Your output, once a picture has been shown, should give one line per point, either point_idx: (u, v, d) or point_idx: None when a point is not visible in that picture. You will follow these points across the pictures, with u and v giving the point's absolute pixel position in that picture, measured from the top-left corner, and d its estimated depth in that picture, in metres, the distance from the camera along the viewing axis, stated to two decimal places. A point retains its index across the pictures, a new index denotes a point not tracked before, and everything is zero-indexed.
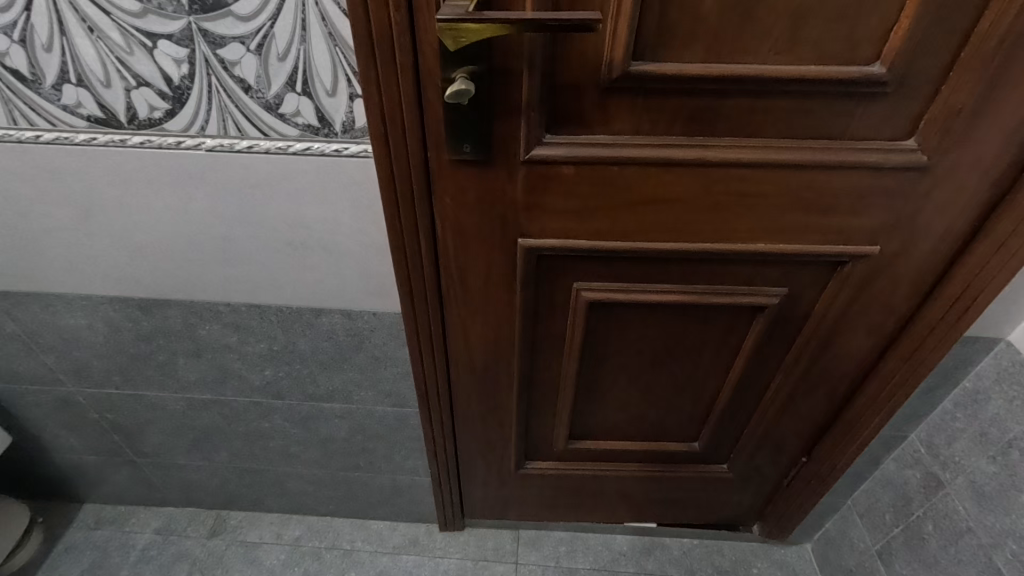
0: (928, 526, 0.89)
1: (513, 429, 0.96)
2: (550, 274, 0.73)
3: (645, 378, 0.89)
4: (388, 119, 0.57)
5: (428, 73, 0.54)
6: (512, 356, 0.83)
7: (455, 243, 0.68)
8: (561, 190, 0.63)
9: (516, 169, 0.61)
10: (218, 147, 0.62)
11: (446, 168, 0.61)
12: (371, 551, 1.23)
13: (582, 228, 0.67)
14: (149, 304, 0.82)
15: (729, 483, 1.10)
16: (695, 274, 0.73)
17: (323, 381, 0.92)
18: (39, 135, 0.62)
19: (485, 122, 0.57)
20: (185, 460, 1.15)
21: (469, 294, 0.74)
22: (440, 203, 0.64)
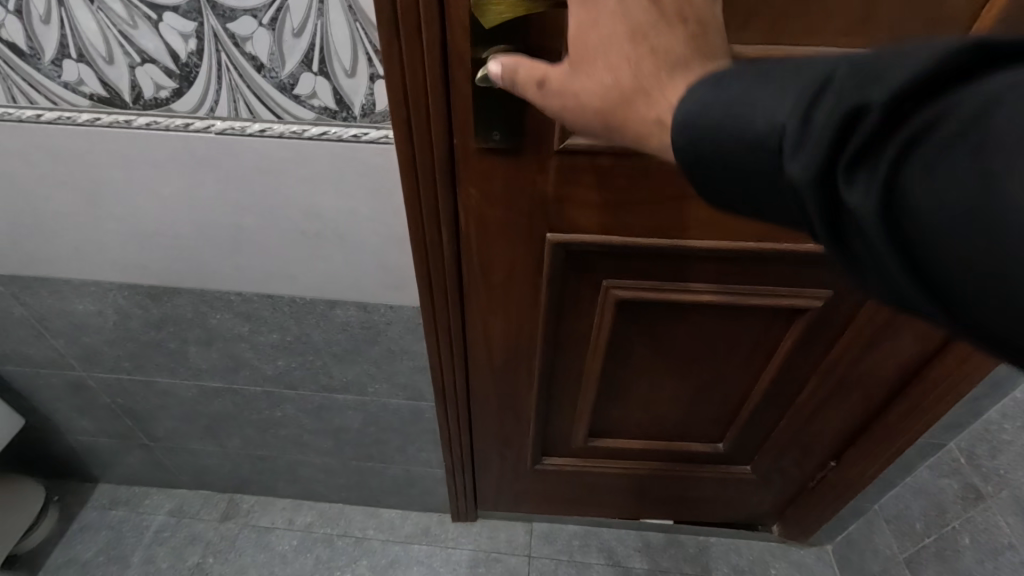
0: (963, 538, 0.85)
1: (531, 425, 0.93)
2: (578, 270, 0.69)
3: (672, 378, 0.85)
4: (412, 102, 0.52)
5: (457, 53, 0.49)
6: (534, 354, 0.80)
7: (478, 236, 0.64)
8: (596, 182, 0.59)
9: (548, 158, 0.57)
10: (229, 130, 0.58)
11: (472, 156, 0.57)
12: (383, 539, 1.23)
13: (616, 223, 0.63)
14: (159, 292, 0.79)
15: (750, 483, 1.07)
16: (733, 272, 0.68)
17: (336, 373, 0.90)
18: (39, 114, 0.58)
19: (516, 108, 0.53)
20: (197, 445, 1.13)
21: (490, 289, 0.70)
22: (465, 193, 0.60)
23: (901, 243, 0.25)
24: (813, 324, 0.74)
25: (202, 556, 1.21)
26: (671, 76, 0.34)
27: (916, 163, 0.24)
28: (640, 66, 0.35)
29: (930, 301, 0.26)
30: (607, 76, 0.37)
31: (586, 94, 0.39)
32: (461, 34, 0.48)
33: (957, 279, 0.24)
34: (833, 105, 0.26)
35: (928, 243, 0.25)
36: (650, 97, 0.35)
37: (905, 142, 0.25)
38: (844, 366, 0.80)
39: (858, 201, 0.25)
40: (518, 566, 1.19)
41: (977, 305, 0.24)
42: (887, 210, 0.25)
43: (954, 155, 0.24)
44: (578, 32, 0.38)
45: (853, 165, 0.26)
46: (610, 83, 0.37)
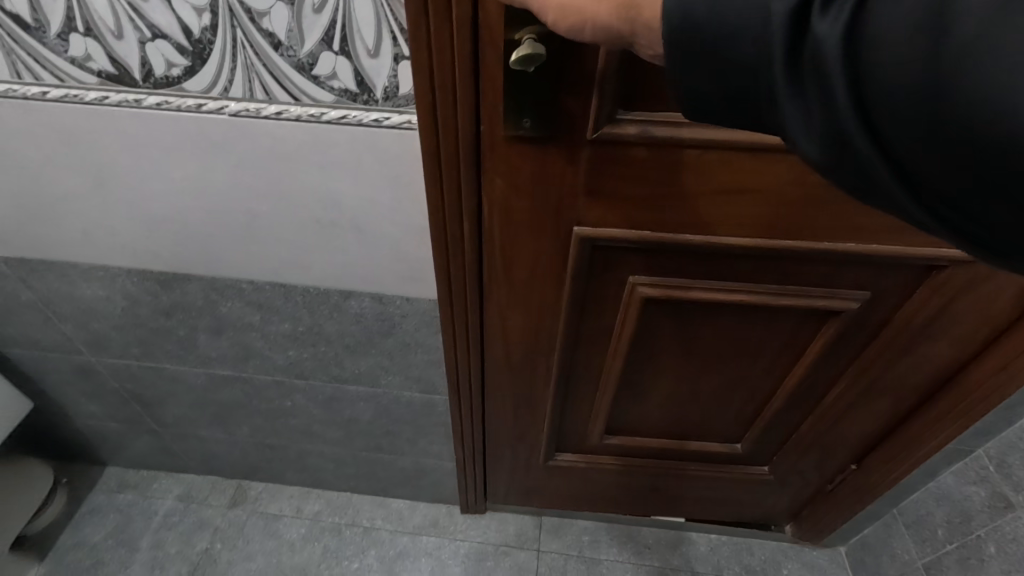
0: (989, 547, 0.83)
1: (546, 421, 0.91)
2: (603, 266, 0.66)
3: (693, 378, 0.83)
4: (439, 86, 0.49)
5: (488, 33, 0.46)
6: (552, 350, 0.77)
7: (502, 228, 0.61)
8: (629, 174, 0.56)
9: (579, 149, 0.54)
10: (244, 112, 0.55)
11: (500, 144, 0.54)
12: (392, 530, 1.22)
13: (646, 218, 0.60)
14: (168, 278, 0.76)
15: (767, 484, 1.05)
16: (767, 272, 0.65)
17: (348, 364, 0.88)
18: (45, 91, 0.55)
19: (550, 95, 0.49)
20: (205, 432, 1.12)
21: (511, 283, 0.68)
22: (489, 183, 0.57)
23: (858, 87, 0.28)
24: (845, 326, 0.72)
25: (211, 542, 1.20)
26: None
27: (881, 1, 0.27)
28: None
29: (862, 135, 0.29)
30: None
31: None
32: (494, 11, 0.44)
33: (890, 102, 0.27)
34: None
35: (880, 84, 0.27)
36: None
37: None
38: (873, 369, 0.77)
39: (824, 31, 0.28)
40: (527, 561, 1.17)
41: (904, 130, 0.28)
42: (850, 48, 0.28)
43: None
44: None
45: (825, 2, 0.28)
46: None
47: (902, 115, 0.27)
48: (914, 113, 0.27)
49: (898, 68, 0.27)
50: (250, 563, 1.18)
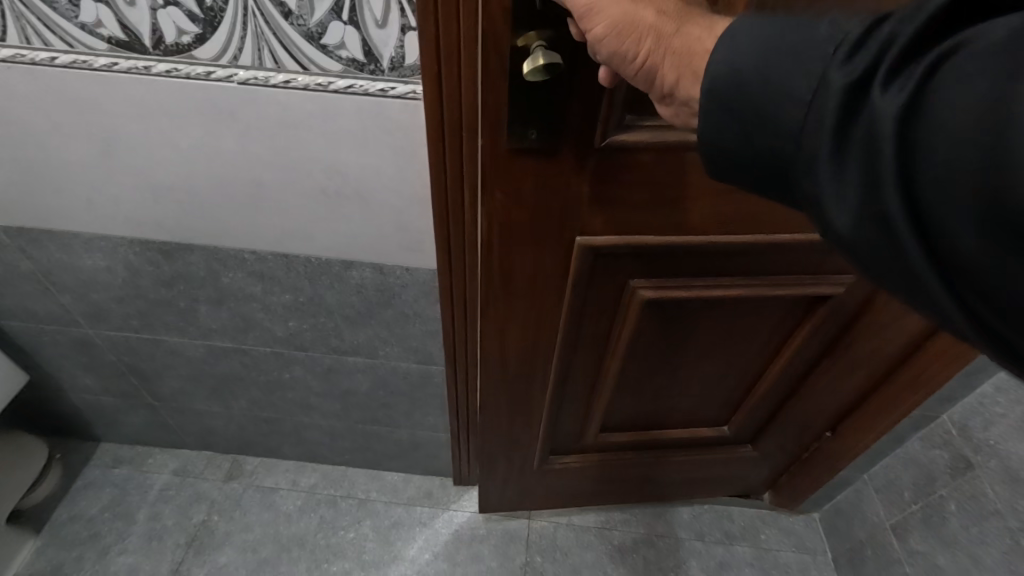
0: (951, 505, 0.89)
1: (542, 423, 0.94)
2: (604, 275, 0.70)
3: (687, 370, 0.87)
4: (444, 84, 0.53)
5: (488, 29, 0.48)
6: (551, 354, 0.80)
7: (503, 238, 0.65)
8: (637, 178, 0.59)
9: (585, 158, 0.57)
10: (252, 80, 0.56)
11: (505, 158, 0.57)
12: (386, 501, 1.25)
13: (645, 223, 0.64)
14: (170, 249, 0.78)
15: (749, 458, 1.10)
16: (759, 267, 0.70)
17: (347, 335, 0.90)
18: (54, 57, 0.56)
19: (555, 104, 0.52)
20: (202, 406, 1.14)
21: (515, 290, 0.71)
22: (491, 197, 0.61)
23: (906, 160, 0.28)
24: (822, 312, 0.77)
25: (208, 513, 1.23)
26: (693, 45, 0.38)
27: (945, 78, 0.27)
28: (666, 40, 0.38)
29: (900, 211, 0.28)
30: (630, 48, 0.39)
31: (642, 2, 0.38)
32: (501, 24, 0.47)
33: (937, 178, 0.27)
34: (894, 24, 0.29)
35: (931, 160, 0.27)
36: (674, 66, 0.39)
37: (938, 58, 0.28)
38: (846, 349, 0.83)
39: (881, 103, 0.28)
40: (518, 529, 1.22)
41: (948, 209, 0.26)
42: (905, 120, 0.28)
43: (987, 67, 0.26)
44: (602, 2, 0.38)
45: (888, 76, 0.29)
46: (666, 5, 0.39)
47: (948, 195, 0.26)
48: (954, 190, 0.26)
49: (948, 144, 0.26)
50: (247, 534, 1.20)
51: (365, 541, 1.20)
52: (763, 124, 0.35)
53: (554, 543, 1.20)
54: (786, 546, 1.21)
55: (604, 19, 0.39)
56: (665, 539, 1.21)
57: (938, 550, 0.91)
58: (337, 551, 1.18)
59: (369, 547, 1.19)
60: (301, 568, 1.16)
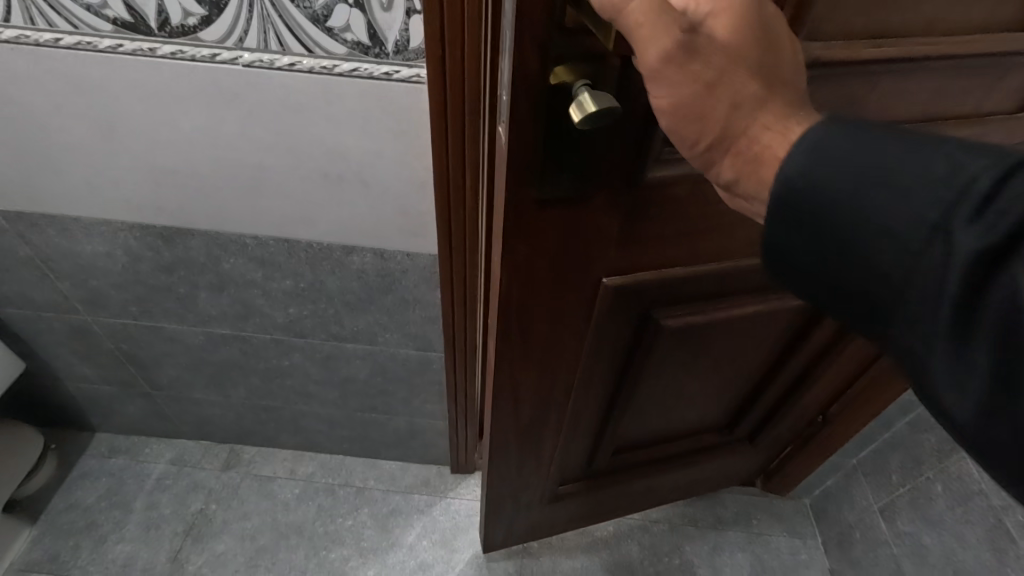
0: (937, 488, 0.91)
1: (551, 454, 0.92)
2: (617, 311, 0.67)
3: (696, 382, 0.88)
4: (448, 59, 0.53)
5: (518, 63, 0.42)
6: (567, 392, 0.79)
7: (521, 289, 0.59)
8: (667, 213, 0.57)
9: (617, 198, 0.54)
10: (258, 63, 0.57)
11: (530, 208, 0.51)
12: (384, 490, 1.26)
13: (665, 254, 0.63)
14: (170, 233, 0.78)
15: (744, 449, 1.12)
16: (770, 281, 0.72)
17: (347, 322, 0.91)
18: (59, 38, 0.56)
19: (584, 147, 0.48)
20: (200, 395, 1.14)
21: (533, 341, 0.67)
22: (512, 249, 0.54)
23: None
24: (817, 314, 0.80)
25: (206, 502, 1.23)
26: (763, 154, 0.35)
27: None
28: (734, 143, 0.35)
29: None
30: (692, 135, 0.37)
31: (717, 94, 0.34)
32: (533, 57, 0.42)
33: None
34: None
35: None
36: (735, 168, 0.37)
37: None
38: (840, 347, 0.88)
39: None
40: None
41: None
42: None
43: None
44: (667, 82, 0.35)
45: None
46: (745, 101, 0.34)
47: None
48: None
49: None
50: (246, 522, 1.21)
51: (363, 528, 1.21)
52: (855, 258, 0.32)
53: None
54: (776, 530, 1.23)
55: (669, 93, 0.35)
56: (659, 525, 1.23)
57: (924, 530, 0.94)
58: (335, 538, 1.19)
59: (368, 534, 1.20)
60: (299, 555, 1.17)
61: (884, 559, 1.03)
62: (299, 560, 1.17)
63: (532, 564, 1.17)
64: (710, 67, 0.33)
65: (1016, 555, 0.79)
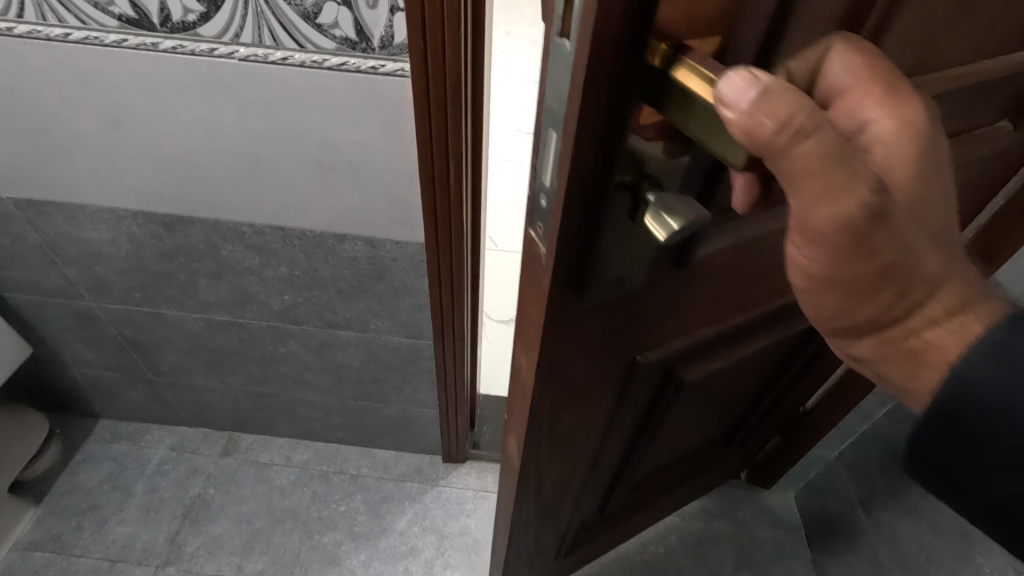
0: (911, 477, 0.93)
1: (564, 515, 0.89)
2: (634, 378, 0.66)
3: (695, 415, 0.89)
4: (430, 43, 0.56)
5: (573, 160, 0.36)
6: (584, 457, 0.76)
7: (553, 385, 0.55)
8: (685, 290, 0.56)
9: (646, 287, 0.51)
10: (252, 57, 0.61)
11: (568, 312, 0.47)
12: (377, 477, 1.29)
13: (680, 325, 0.62)
14: (172, 221, 0.82)
15: (732, 450, 1.14)
16: (762, 323, 0.75)
17: (341, 310, 0.94)
18: (68, 33, 0.60)
19: (627, 249, 0.44)
20: (200, 381, 1.18)
21: (558, 427, 0.63)
22: (551, 354, 0.50)
23: None
24: (805, 333, 0.84)
25: (204, 487, 1.26)
26: (920, 327, 0.41)
27: None
28: (893, 317, 0.41)
29: None
30: (854, 307, 0.41)
31: (888, 278, 0.39)
32: (588, 160, 0.37)
33: None
34: None
35: None
36: (889, 335, 0.43)
37: None
38: (824, 354, 0.91)
39: None
40: None
41: None
42: None
43: None
44: (848, 266, 0.38)
45: None
46: (916, 288, 0.40)
47: None
48: None
49: None
50: (242, 506, 1.24)
51: (356, 514, 1.24)
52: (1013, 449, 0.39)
53: None
54: (762, 523, 1.25)
55: (844, 275, 0.39)
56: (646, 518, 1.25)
57: (900, 520, 0.96)
58: (329, 523, 1.23)
59: (360, 520, 1.24)
60: (293, 539, 1.21)
61: (864, 548, 1.05)
62: (293, 543, 1.20)
63: None
64: (888, 260, 0.37)
65: (982, 539, 0.81)
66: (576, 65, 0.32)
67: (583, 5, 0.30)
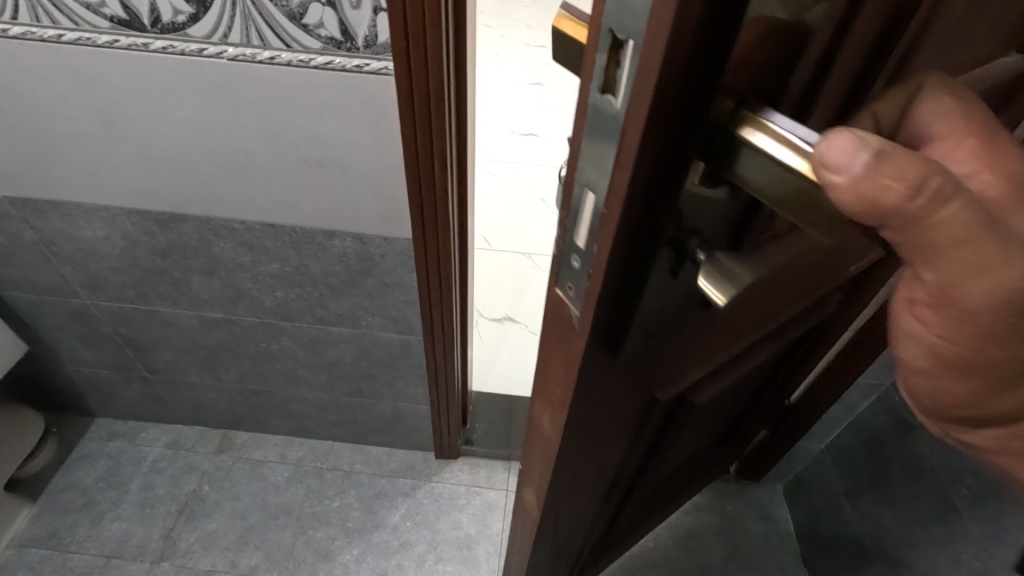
0: (894, 467, 0.95)
1: (577, 544, 0.85)
2: (658, 413, 0.61)
3: (700, 428, 0.86)
4: (411, 41, 0.57)
5: (620, 218, 0.32)
6: (603, 491, 0.72)
7: (580, 434, 0.51)
8: (712, 323, 0.51)
9: (677, 329, 0.47)
10: (240, 56, 0.62)
11: (601, 367, 0.43)
12: (371, 473, 1.31)
13: (706, 358, 0.57)
14: (165, 219, 0.84)
15: (725, 449, 1.13)
16: (780, 339, 0.70)
17: (331, 305, 0.96)
18: (62, 34, 0.62)
19: (661, 299, 0.40)
20: (195, 378, 1.19)
21: (581, 470, 0.59)
22: (580, 406, 0.46)
23: None
24: (803, 339, 0.82)
25: (198, 484, 1.28)
26: None
27: None
28: None
29: None
30: (1000, 395, 0.35)
31: None
32: (634, 218, 0.32)
33: None
34: None
35: None
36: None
37: None
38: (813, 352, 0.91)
39: None
40: (495, 499, 1.28)
41: None
42: None
43: None
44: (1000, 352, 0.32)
45: None
46: None
47: None
48: None
49: None
50: (236, 502, 1.26)
51: (350, 510, 1.26)
52: None
53: None
54: (751, 517, 1.27)
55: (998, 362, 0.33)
56: None
57: (883, 510, 0.98)
58: (322, 518, 1.24)
59: (354, 515, 1.25)
60: (287, 534, 1.22)
61: (850, 540, 1.06)
62: (287, 539, 1.21)
63: None
64: None
65: (960, 526, 0.83)
66: (628, 128, 0.28)
67: (644, 55, 0.26)
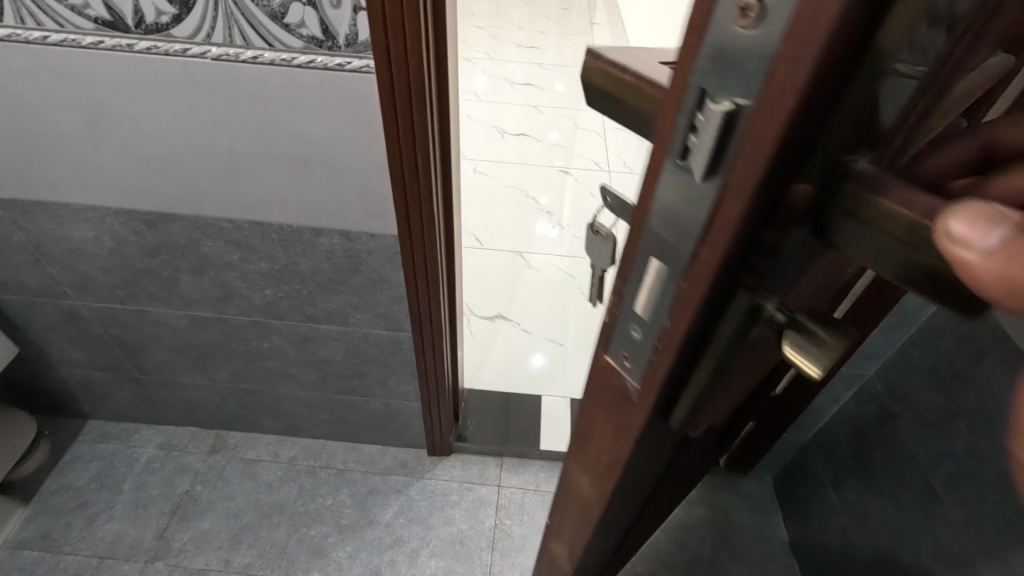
0: (878, 456, 0.97)
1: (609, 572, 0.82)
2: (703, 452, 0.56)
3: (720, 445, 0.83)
4: (391, 41, 0.59)
5: (703, 304, 0.26)
6: (641, 526, 0.67)
7: (630, 496, 0.46)
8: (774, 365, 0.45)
9: (745, 384, 0.40)
10: (224, 56, 0.63)
11: (662, 439, 0.37)
12: (363, 471, 1.32)
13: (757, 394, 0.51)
14: (153, 218, 0.85)
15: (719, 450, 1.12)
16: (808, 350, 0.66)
17: (321, 303, 0.97)
18: (47, 35, 0.63)
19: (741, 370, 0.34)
20: (187, 378, 1.20)
21: (625, 522, 0.54)
22: (632, 474, 0.41)
23: None
24: None
25: (192, 484, 1.28)
26: None
27: None
28: None
29: None
30: None
31: None
32: (723, 304, 0.26)
33: None
34: None
35: None
36: None
37: None
38: None
39: None
40: (488, 494, 1.29)
41: None
42: None
43: None
44: None
45: None
46: None
47: None
48: None
49: None
50: (230, 501, 1.26)
51: (343, 507, 1.26)
52: None
53: (522, 506, 1.27)
54: (741, 509, 1.28)
55: None
56: None
57: (868, 497, 0.99)
58: (316, 516, 1.25)
59: (347, 512, 1.26)
60: (280, 532, 1.23)
61: (837, 529, 1.08)
62: (280, 537, 1.22)
63: (506, 540, 1.22)
64: None
65: (940, 511, 0.84)
66: (720, 209, 0.23)
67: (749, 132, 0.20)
